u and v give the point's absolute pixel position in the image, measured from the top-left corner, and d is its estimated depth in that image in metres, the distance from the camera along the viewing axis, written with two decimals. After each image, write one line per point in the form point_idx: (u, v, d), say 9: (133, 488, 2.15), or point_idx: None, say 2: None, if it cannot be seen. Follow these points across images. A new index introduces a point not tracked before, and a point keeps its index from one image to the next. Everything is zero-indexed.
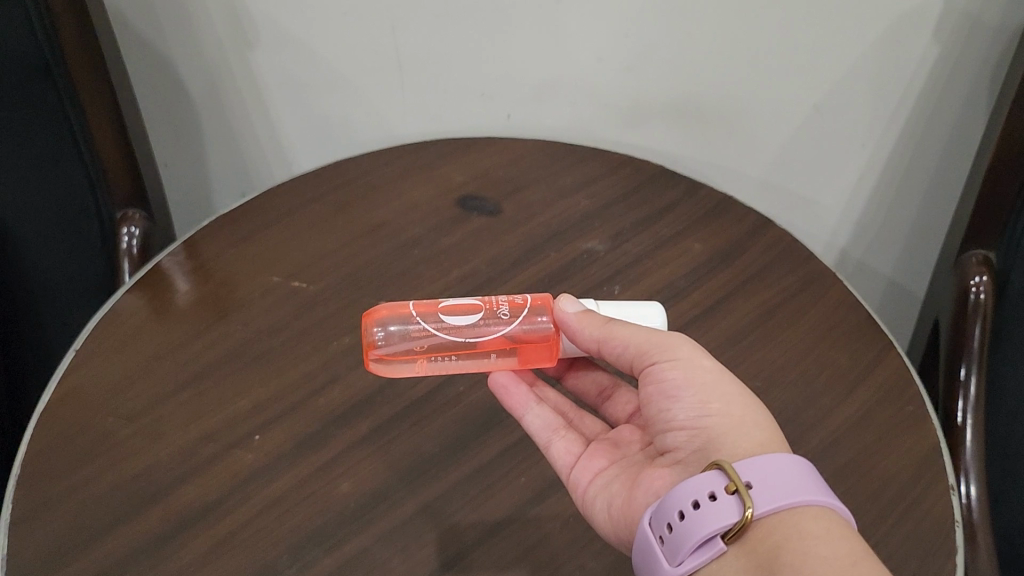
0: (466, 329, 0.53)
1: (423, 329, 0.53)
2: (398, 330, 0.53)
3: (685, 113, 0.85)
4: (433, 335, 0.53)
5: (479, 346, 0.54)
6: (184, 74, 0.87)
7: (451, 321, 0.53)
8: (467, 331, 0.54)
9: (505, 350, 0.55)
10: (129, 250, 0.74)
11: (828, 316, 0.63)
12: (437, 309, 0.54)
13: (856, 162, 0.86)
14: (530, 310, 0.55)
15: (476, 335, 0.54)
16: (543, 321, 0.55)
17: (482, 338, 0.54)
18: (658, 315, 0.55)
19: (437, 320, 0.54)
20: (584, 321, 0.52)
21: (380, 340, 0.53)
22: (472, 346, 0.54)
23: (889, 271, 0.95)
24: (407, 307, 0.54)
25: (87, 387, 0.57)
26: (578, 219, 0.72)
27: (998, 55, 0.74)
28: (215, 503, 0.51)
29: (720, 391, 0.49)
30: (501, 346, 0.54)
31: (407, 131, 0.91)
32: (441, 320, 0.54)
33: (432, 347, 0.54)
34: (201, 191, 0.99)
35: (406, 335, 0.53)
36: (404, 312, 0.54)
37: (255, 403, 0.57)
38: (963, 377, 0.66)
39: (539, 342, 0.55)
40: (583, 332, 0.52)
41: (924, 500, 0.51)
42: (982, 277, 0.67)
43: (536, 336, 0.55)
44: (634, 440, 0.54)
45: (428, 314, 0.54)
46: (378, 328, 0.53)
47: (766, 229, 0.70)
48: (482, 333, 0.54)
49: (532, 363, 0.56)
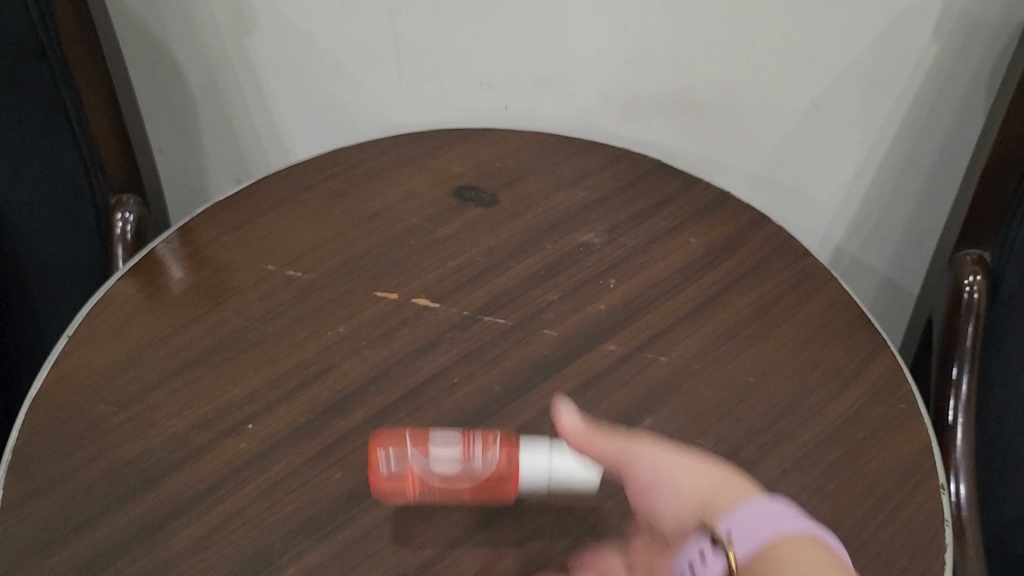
0: (456, 455, 0.48)
1: (415, 473, 0.48)
2: (395, 471, 0.48)
3: (682, 106, 0.84)
4: (423, 475, 0.48)
5: (476, 479, 0.49)
6: (180, 59, 0.87)
7: (438, 465, 0.48)
8: (456, 472, 0.48)
9: (503, 477, 0.49)
10: (123, 236, 0.72)
11: (822, 313, 0.63)
12: (426, 458, 0.48)
13: (852, 159, 0.86)
14: (490, 448, 0.49)
15: (467, 453, 0.48)
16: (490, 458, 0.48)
17: (478, 478, 0.48)
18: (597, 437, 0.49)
19: (421, 454, 0.48)
20: (581, 435, 0.47)
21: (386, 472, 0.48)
22: (464, 461, 0.48)
23: (882, 268, 0.94)
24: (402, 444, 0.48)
25: (81, 373, 0.57)
26: (575, 211, 0.71)
27: (998, 53, 0.75)
28: (208, 491, 0.51)
29: (702, 480, 0.43)
30: (498, 480, 0.49)
31: (405, 119, 0.90)
32: (425, 458, 0.48)
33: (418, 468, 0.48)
34: (196, 180, 0.98)
35: (400, 464, 0.48)
36: (401, 445, 0.48)
37: (248, 391, 0.57)
38: (955, 376, 0.66)
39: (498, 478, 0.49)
40: (574, 441, 0.47)
41: (916, 496, 0.51)
42: (977, 277, 0.67)
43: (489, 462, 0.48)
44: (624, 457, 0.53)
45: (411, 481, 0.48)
46: (383, 459, 0.48)
47: (762, 224, 0.71)
48: (475, 452, 0.48)
49: (523, 446, 0.49)
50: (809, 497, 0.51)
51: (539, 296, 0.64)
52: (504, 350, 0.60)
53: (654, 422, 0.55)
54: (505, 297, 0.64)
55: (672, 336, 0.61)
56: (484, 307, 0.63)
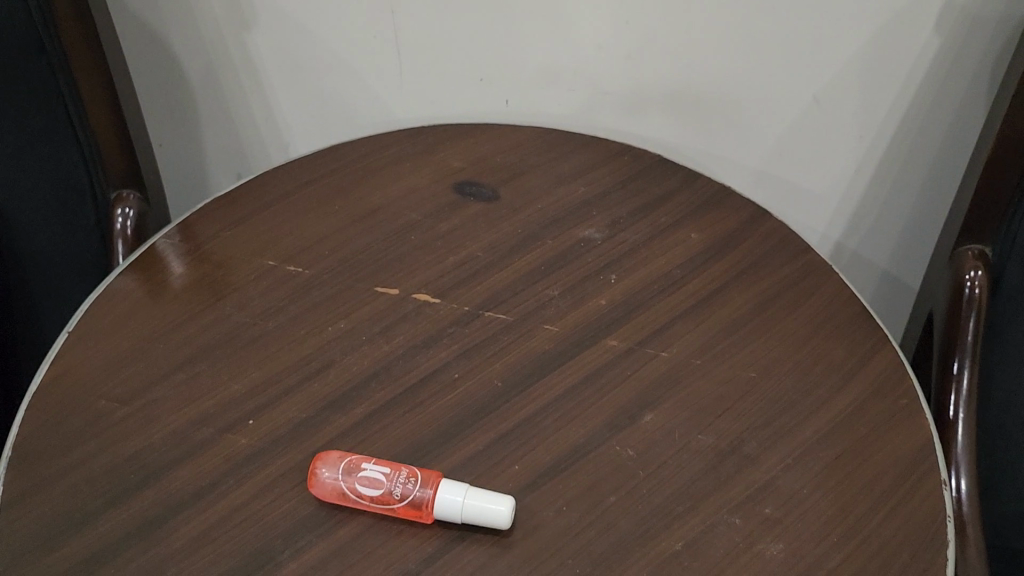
0: (378, 483, 0.50)
1: (341, 490, 0.50)
2: (331, 483, 0.50)
3: (683, 100, 0.84)
4: (347, 492, 0.50)
5: (393, 508, 0.49)
6: (179, 53, 0.87)
7: (363, 486, 0.50)
8: (376, 496, 0.50)
9: (419, 510, 0.49)
10: (123, 231, 0.72)
11: (824, 308, 0.63)
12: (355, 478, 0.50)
13: (853, 153, 0.85)
14: (416, 482, 0.49)
15: (387, 483, 0.50)
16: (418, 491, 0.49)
17: (398, 505, 0.49)
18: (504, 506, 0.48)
19: (352, 476, 0.50)
20: None
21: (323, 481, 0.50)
22: (381, 491, 0.49)
23: (883, 264, 0.93)
24: (343, 463, 0.51)
25: (82, 369, 0.57)
26: (576, 207, 0.71)
27: (1000, 47, 0.75)
28: (209, 487, 0.51)
29: None
30: (416, 511, 0.49)
31: (405, 115, 0.90)
32: (353, 479, 0.50)
33: (345, 484, 0.50)
34: (194, 175, 0.97)
35: (338, 477, 0.50)
36: (341, 463, 0.51)
37: (248, 387, 0.57)
38: (956, 371, 0.65)
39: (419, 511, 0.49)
40: None
41: (917, 491, 0.51)
42: (977, 272, 0.66)
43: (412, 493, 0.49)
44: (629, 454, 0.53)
45: (338, 498, 0.50)
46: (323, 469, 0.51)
47: (763, 219, 0.70)
48: (397, 482, 0.49)
49: (442, 484, 0.49)
50: (810, 493, 0.51)
51: (539, 292, 0.64)
52: (505, 346, 0.60)
53: (655, 418, 0.55)
54: (506, 292, 0.64)
55: (673, 332, 0.61)
56: (484, 303, 0.63)
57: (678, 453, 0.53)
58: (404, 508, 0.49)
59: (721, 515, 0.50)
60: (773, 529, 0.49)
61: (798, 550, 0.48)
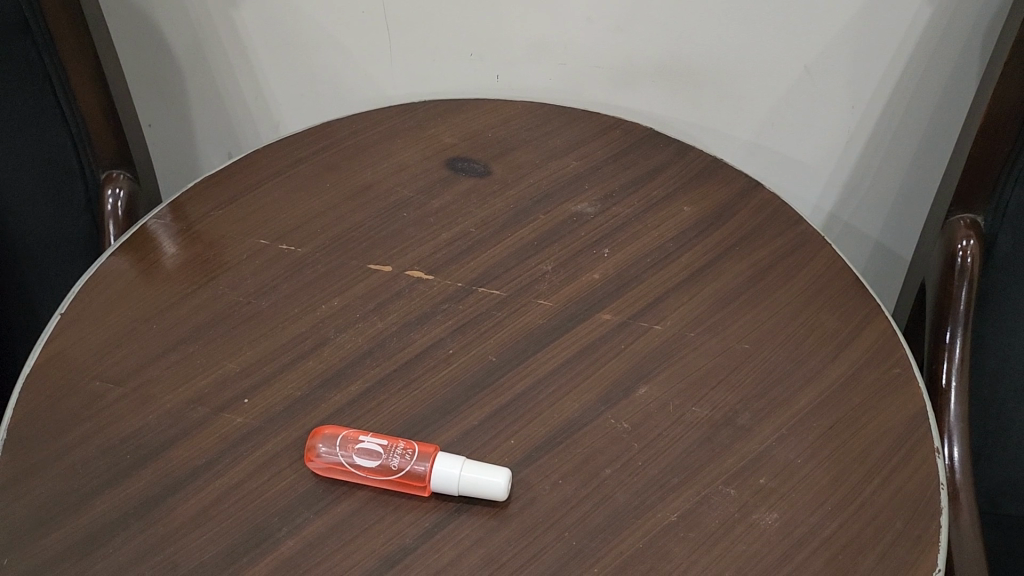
0: (377, 454, 0.50)
1: (339, 462, 0.50)
2: (330, 454, 0.50)
3: (674, 73, 0.84)
4: (346, 462, 0.50)
5: (392, 480, 0.50)
6: (167, 31, 0.86)
7: (361, 459, 0.50)
8: (375, 468, 0.50)
9: (417, 482, 0.49)
10: (115, 212, 0.72)
11: (817, 279, 0.63)
12: (356, 451, 0.50)
13: (845, 123, 0.85)
14: (417, 456, 0.50)
15: (384, 454, 0.50)
16: (419, 466, 0.49)
17: (394, 476, 0.49)
18: (502, 484, 0.48)
19: (350, 448, 0.50)
20: None
21: (321, 454, 0.51)
22: (379, 463, 0.50)
23: (875, 233, 0.93)
24: (344, 436, 0.51)
25: (75, 350, 0.57)
26: (568, 181, 0.71)
27: (993, 13, 0.75)
28: (207, 465, 0.51)
29: None
30: (414, 484, 0.49)
31: (396, 92, 0.89)
32: (351, 452, 0.50)
33: (344, 457, 0.50)
34: (185, 155, 0.97)
35: (337, 451, 0.50)
36: (342, 435, 0.51)
37: (244, 366, 0.57)
38: (949, 340, 0.66)
39: (417, 482, 0.49)
40: None
41: (911, 459, 0.51)
42: (970, 242, 0.67)
43: (413, 467, 0.49)
44: (624, 429, 0.53)
45: (335, 470, 0.50)
46: (322, 444, 0.51)
47: (756, 191, 0.70)
48: (394, 454, 0.50)
49: (440, 458, 0.49)
50: (805, 463, 0.51)
51: (532, 267, 0.64)
52: (499, 322, 0.60)
53: (650, 390, 0.55)
54: (500, 268, 0.64)
55: (667, 305, 0.61)
56: (478, 278, 0.63)
57: (674, 425, 0.53)
58: (402, 480, 0.49)
59: (716, 486, 0.50)
60: (768, 498, 0.49)
61: (794, 519, 0.48)
